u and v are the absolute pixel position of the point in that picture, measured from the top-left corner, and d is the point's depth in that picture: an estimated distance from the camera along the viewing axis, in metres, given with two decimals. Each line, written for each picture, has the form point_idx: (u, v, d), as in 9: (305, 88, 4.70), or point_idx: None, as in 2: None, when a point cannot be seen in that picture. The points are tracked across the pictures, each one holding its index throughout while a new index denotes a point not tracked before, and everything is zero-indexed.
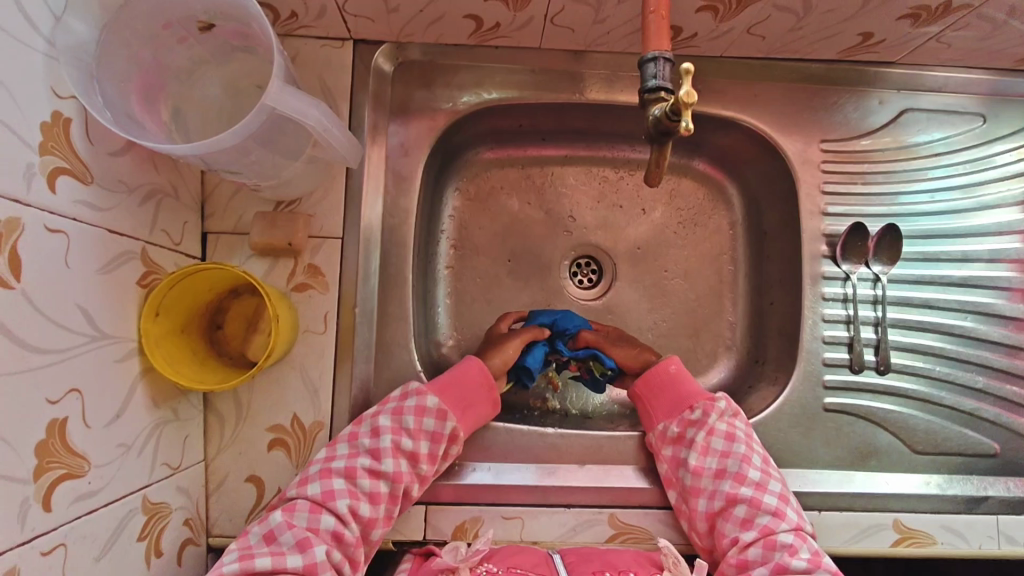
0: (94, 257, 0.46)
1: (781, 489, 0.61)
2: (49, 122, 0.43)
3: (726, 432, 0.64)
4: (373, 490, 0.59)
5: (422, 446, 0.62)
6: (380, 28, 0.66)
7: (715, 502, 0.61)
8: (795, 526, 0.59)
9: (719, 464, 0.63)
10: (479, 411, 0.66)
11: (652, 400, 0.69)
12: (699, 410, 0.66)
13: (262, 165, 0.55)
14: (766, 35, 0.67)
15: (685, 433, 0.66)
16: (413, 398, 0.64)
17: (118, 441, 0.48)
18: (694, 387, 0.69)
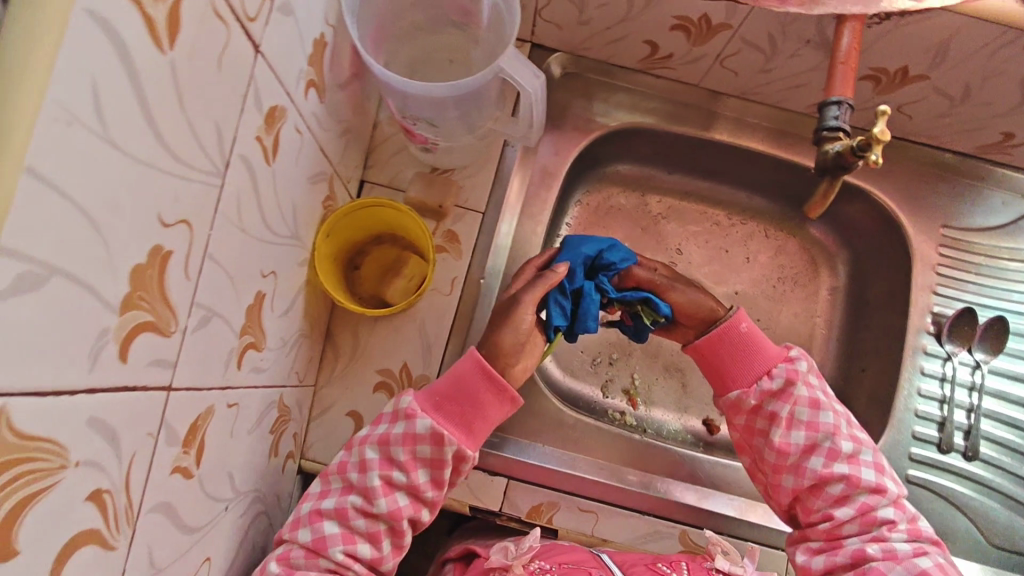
0: (309, 166, 0.52)
1: (871, 458, 0.56)
2: (319, 40, 0.48)
3: (810, 399, 0.57)
4: (370, 529, 0.53)
5: (418, 477, 0.54)
6: (562, 37, 0.73)
7: (804, 481, 0.56)
8: (892, 498, 0.55)
9: (808, 440, 0.56)
10: (493, 414, 0.56)
11: (717, 364, 0.61)
12: (777, 375, 0.58)
13: (451, 126, 0.61)
14: (913, 115, 0.72)
15: (764, 403, 0.58)
16: (401, 423, 0.55)
17: (282, 333, 0.52)
18: (767, 350, 0.60)
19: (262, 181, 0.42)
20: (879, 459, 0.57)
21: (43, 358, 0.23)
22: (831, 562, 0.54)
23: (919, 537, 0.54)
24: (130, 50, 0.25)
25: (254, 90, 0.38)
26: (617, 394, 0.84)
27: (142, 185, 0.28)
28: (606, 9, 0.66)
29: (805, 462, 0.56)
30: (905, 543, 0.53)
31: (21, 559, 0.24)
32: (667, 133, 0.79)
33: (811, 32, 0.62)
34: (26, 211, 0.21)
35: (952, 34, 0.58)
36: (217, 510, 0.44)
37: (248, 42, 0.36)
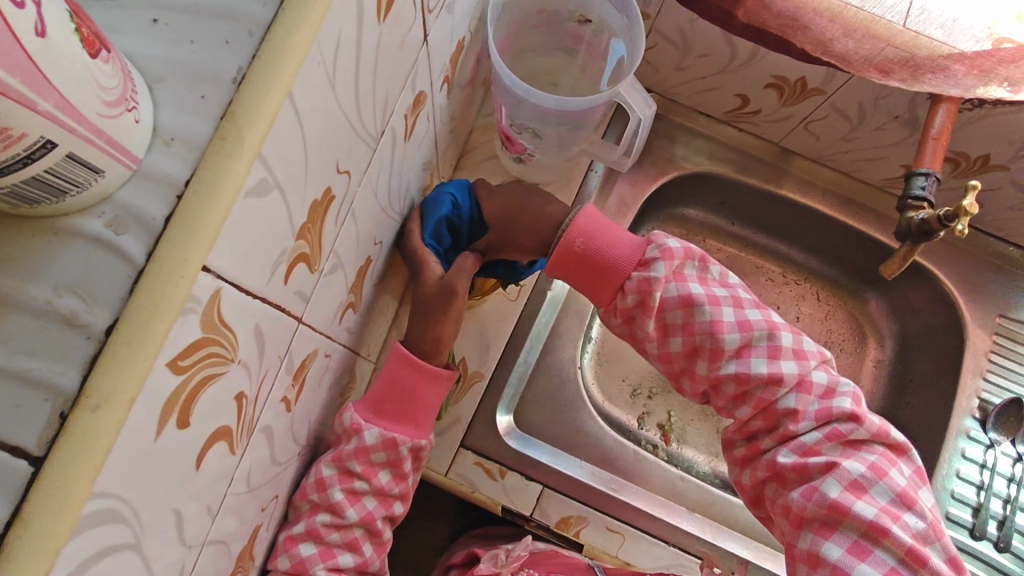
0: (424, 153, 0.56)
1: (766, 343, 0.50)
2: (460, 42, 0.53)
3: (679, 295, 0.50)
4: (346, 539, 0.52)
5: (381, 480, 0.53)
6: (657, 80, 0.78)
7: (700, 384, 0.52)
8: (795, 384, 0.49)
9: (688, 345, 0.51)
10: (432, 396, 0.55)
11: (572, 278, 0.54)
12: (631, 290, 0.51)
13: (554, 141, 0.65)
14: (986, 204, 0.74)
15: (633, 312, 0.52)
16: (351, 440, 0.51)
17: (370, 302, 0.55)
18: (616, 256, 0.52)
19: (396, 154, 0.46)
20: (776, 344, 0.49)
21: (253, 257, 0.27)
22: (757, 476, 0.51)
23: (830, 419, 0.48)
24: (363, 11, 0.30)
25: (414, 72, 0.42)
26: (652, 427, 0.82)
27: (339, 129, 0.32)
28: (708, 59, 0.70)
29: (694, 366, 0.52)
30: (813, 432, 0.48)
31: (191, 432, 0.27)
32: (738, 183, 0.82)
33: (901, 107, 0.65)
34: (282, 125, 0.25)
35: None
36: (295, 452, 0.46)
37: (422, 28, 0.40)
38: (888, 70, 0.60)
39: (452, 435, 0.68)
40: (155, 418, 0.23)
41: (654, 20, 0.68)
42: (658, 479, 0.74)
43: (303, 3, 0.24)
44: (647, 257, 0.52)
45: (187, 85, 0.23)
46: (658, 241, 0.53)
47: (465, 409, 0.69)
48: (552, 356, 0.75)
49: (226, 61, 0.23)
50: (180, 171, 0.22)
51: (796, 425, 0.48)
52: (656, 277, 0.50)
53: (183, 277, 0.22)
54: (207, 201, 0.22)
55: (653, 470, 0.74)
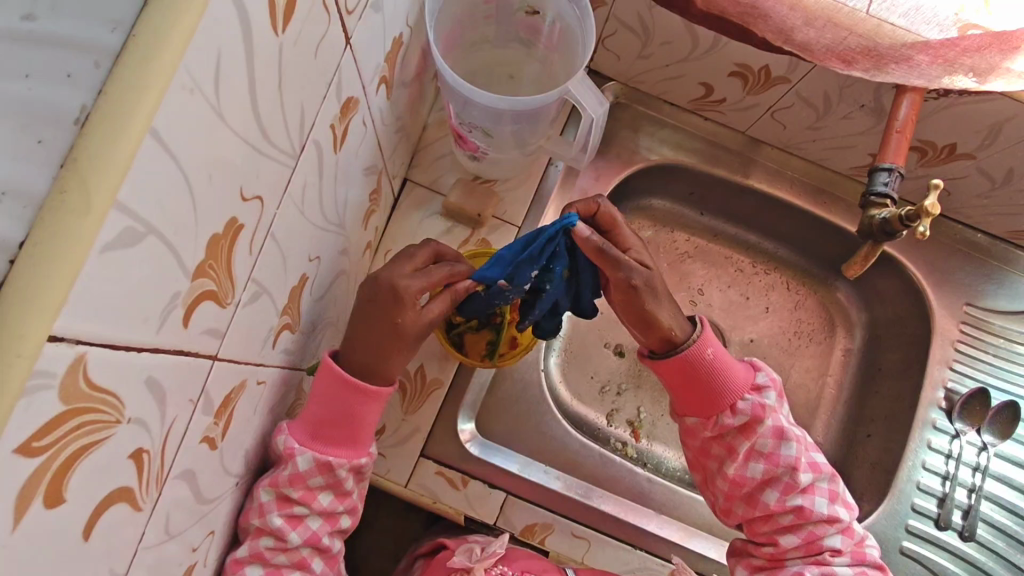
0: (367, 158, 0.53)
1: (828, 486, 0.58)
2: (396, 38, 0.49)
3: (775, 430, 0.57)
4: (294, 559, 0.51)
5: (320, 502, 0.51)
6: (618, 68, 0.75)
7: (755, 510, 0.58)
8: (842, 527, 0.57)
9: (766, 473, 0.57)
10: (371, 415, 0.52)
11: (676, 385, 0.58)
12: (743, 411, 0.57)
13: (507, 140, 0.62)
14: (953, 192, 0.73)
15: (723, 434, 0.58)
16: (285, 465, 0.49)
17: (312, 318, 0.52)
18: (736, 378, 0.57)
19: (327, 166, 0.43)
20: (835, 488, 0.58)
21: (128, 311, 0.24)
22: None
23: (862, 561, 0.57)
24: (255, 27, 0.27)
25: (338, 78, 0.39)
26: (621, 424, 0.80)
27: (239, 156, 0.29)
28: (668, 47, 0.67)
29: (761, 493, 0.58)
30: (846, 566, 0.56)
31: (68, 507, 0.24)
32: (704, 173, 0.80)
33: (867, 96, 0.63)
34: (149, 168, 0.22)
35: (1006, 118, 0.59)
36: (229, 485, 0.44)
37: (342, 33, 0.37)
38: (852, 60, 0.58)
39: (410, 444, 0.67)
40: (8, 509, 0.21)
41: (611, 7, 0.65)
42: (625, 480, 0.72)
43: (161, 31, 0.21)
44: (759, 384, 0.59)
45: (20, 126, 0.20)
46: (761, 370, 0.60)
47: (423, 418, 0.67)
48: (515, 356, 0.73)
49: (68, 97, 0.20)
50: (14, 233, 0.19)
51: (834, 557, 0.56)
52: (769, 405, 0.57)
53: (21, 355, 0.19)
54: (43, 262, 0.19)
55: (620, 473, 0.72)
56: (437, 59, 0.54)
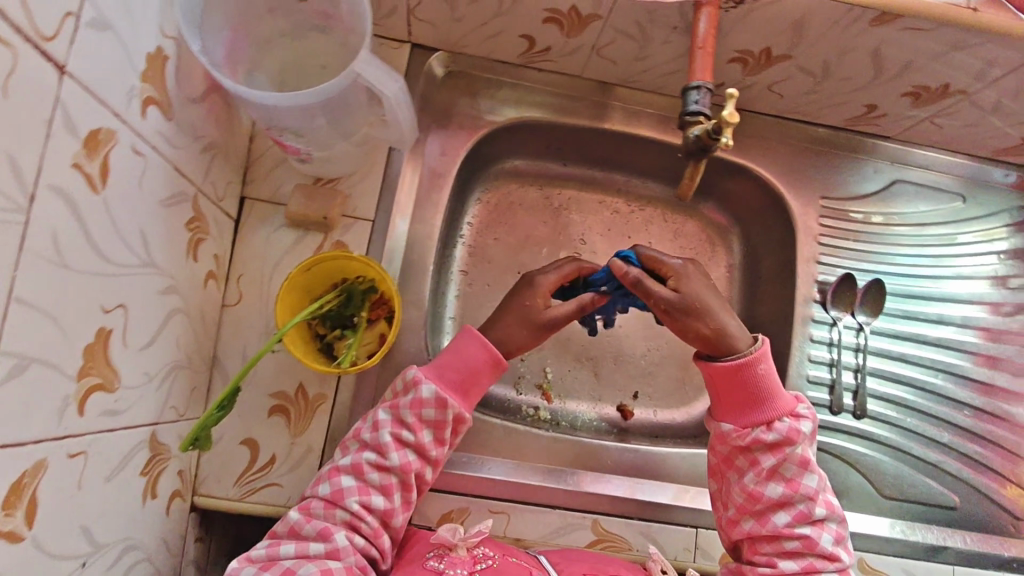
0: (162, 188, 0.49)
1: (835, 525, 0.61)
2: (153, 53, 0.45)
3: (804, 459, 0.61)
4: (383, 482, 0.60)
5: (425, 436, 0.61)
6: (437, 36, 0.72)
7: (763, 528, 0.61)
8: (840, 566, 0.60)
9: (783, 496, 0.61)
10: (485, 380, 0.64)
11: (722, 389, 0.63)
12: (778, 430, 0.61)
13: (328, 134, 0.59)
14: (784, 95, 0.74)
15: (753, 448, 0.61)
16: (410, 390, 0.62)
17: (145, 369, 0.49)
18: (780, 399, 0.62)
19: (89, 212, 0.39)
20: (841, 528, 0.62)
21: None
22: None
23: None
24: None
25: (62, 114, 0.35)
26: (530, 390, 0.84)
27: None
28: (476, 5, 0.65)
29: (772, 513, 0.61)
30: None
31: None
32: (556, 125, 0.79)
33: (676, 18, 0.63)
34: None
35: (804, 14, 0.59)
36: (71, 564, 0.42)
37: (49, 65, 0.34)
38: None
39: (308, 464, 0.66)
40: None
41: None
42: (532, 446, 0.73)
43: None
44: (799, 413, 0.62)
45: None
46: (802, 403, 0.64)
47: (314, 436, 0.66)
48: (398, 351, 0.71)
49: None
50: None
51: None
52: (804, 432, 0.61)
53: None
54: None
55: (526, 438, 0.73)
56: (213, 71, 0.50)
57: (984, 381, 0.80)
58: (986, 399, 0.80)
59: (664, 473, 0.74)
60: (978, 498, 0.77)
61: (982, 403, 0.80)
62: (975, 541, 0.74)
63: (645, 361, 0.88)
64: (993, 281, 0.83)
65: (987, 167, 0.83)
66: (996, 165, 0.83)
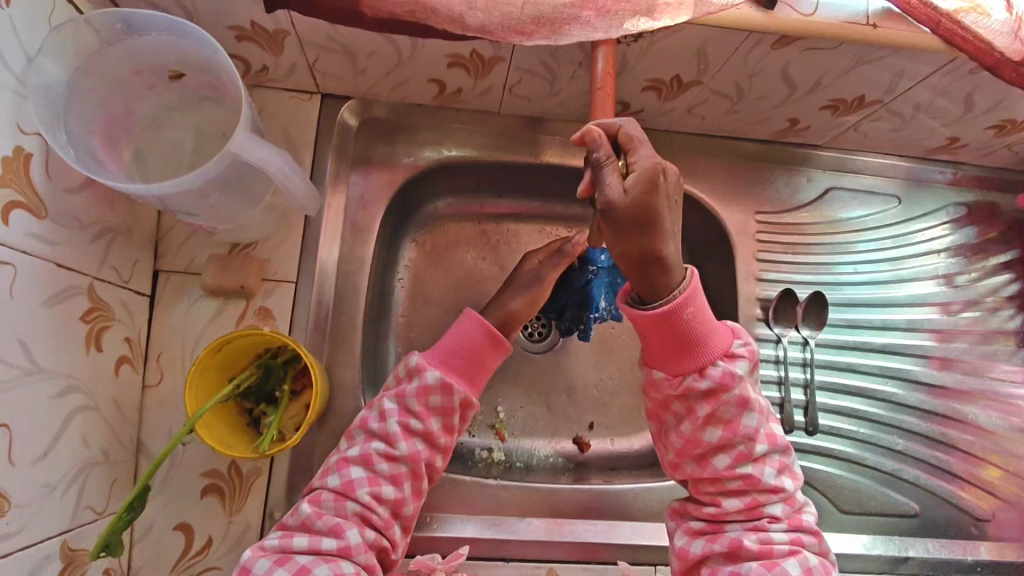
0: (43, 289, 0.48)
1: (779, 458, 0.59)
2: (11, 156, 0.44)
3: (741, 399, 0.57)
4: (393, 471, 0.60)
5: (433, 424, 0.62)
6: (346, 87, 0.70)
7: (703, 470, 0.59)
8: (786, 496, 0.59)
9: (722, 439, 0.58)
10: (490, 361, 0.67)
11: (652, 337, 0.57)
12: (712, 375, 0.57)
13: (227, 206, 0.59)
14: (705, 115, 0.73)
15: (688, 391, 0.58)
16: (415, 379, 0.63)
17: (43, 480, 0.48)
18: (712, 340, 0.57)
19: None
20: (785, 459, 0.60)
21: None
22: (709, 548, 0.58)
23: (799, 527, 0.58)
24: None
25: None
26: (484, 431, 0.81)
27: None
28: (375, 56, 0.63)
29: (713, 456, 0.59)
30: (784, 534, 0.57)
31: None
32: (479, 162, 0.77)
33: (579, 54, 0.62)
34: None
35: (705, 41, 0.58)
36: None
37: None
38: (528, 31, 0.54)
39: (247, 543, 0.63)
40: None
41: (296, 34, 0.60)
42: (480, 497, 0.71)
43: None
44: (733, 351, 0.58)
45: None
46: (740, 338, 0.60)
47: (251, 513, 0.64)
48: (335, 412, 0.69)
49: None
50: None
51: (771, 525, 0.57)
52: (738, 374, 0.57)
53: None
54: None
55: (471, 488, 0.71)
56: (88, 167, 0.50)
57: (936, 384, 0.80)
58: (939, 401, 0.79)
59: (620, 509, 0.72)
60: (938, 503, 0.76)
61: (935, 406, 0.79)
62: (937, 548, 0.73)
63: (598, 392, 0.84)
64: (937, 280, 0.82)
65: (921, 167, 0.82)
66: (929, 164, 0.82)
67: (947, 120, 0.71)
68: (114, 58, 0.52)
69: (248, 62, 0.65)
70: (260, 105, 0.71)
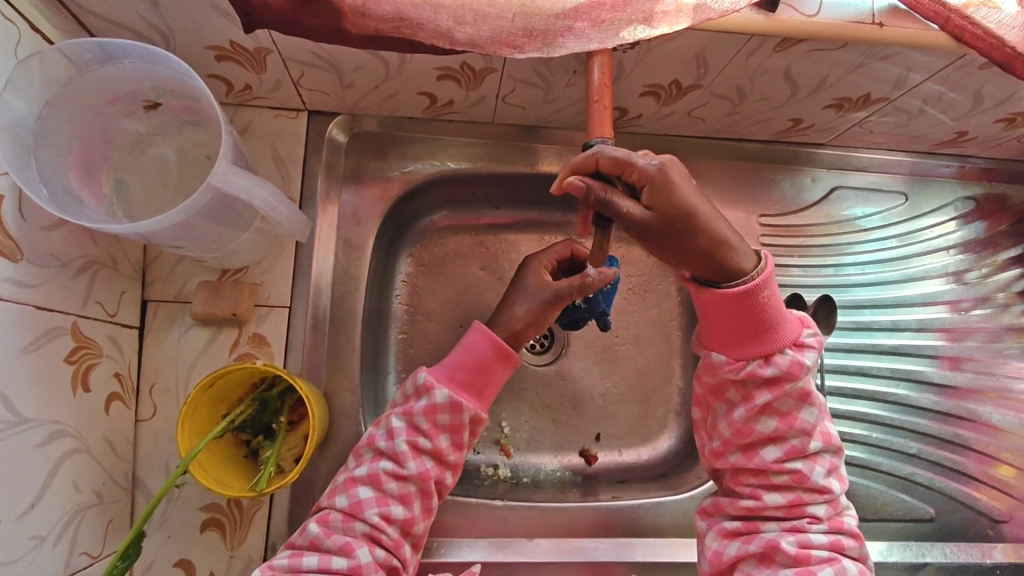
0: (19, 334, 0.46)
1: (830, 458, 0.57)
2: None
3: (800, 391, 0.56)
4: (402, 491, 0.58)
5: (442, 441, 0.60)
6: (334, 102, 0.68)
7: (749, 462, 0.57)
8: (830, 498, 0.56)
9: (776, 431, 0.56)
10: (501, 375, 0.63)
11: (717, 318, 0.56)
12: (778, 363, 0.55)
13: (214, 237, 0.58)
14: (706, 118, 0.71)
15: (745, 378, 0.56)
16: (422, 397, 0.61)
17: (31, 531, 0.47)
18: (782, 328, 0.55)
19: None
20: (835, 459, 0.57)
21: None
22: (743, 547, 0.56)
23: (839, 530, 0.56)
24: None
25: None
26: (489, 447, 0.79)
27: None
28: (361, 71, 0.61)
29: (761, 448, 0.57)
30: (822, 535, 0.55)
31: None
32: (474, 172, 0.75)
33: (574, 63, 0.59)
34: None
35: (705, 45, 0.56)
36: None
37: None
38: (519, 44, 0.52)
39: None
40: None
41: (278, 52, 0.57)
42: (488, 519, 0.69)
43: None
44: (802, 342, 0.56)
45: None
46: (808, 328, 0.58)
47: (253, 546, 0.62)
48: (336, 438, 0.67)
49: None
50: None
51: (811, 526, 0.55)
52: (805, 366, 0.55)
53: None
54: None
55: (477, 510, 0.69)
56: (63, 208, 0.48)
57: (948, 384, 0.78)
58: (952, 402, 0.78)
59: (630, 525, 0.71)
60: (954, 506, 0.75)
61: (948, 407, 0.77)
62: (954, 552, 0.72)
63: (604, 402, 0.82)
64: (946, 278, 0.81)
65: (928, 161, 0.80)
66: (936, 159, 0.80)
67: (955, 114, 0.68)
68: (86, 88, 0.50)
69: (230, 81, 0.63)
70: (246, 123, 0.69)
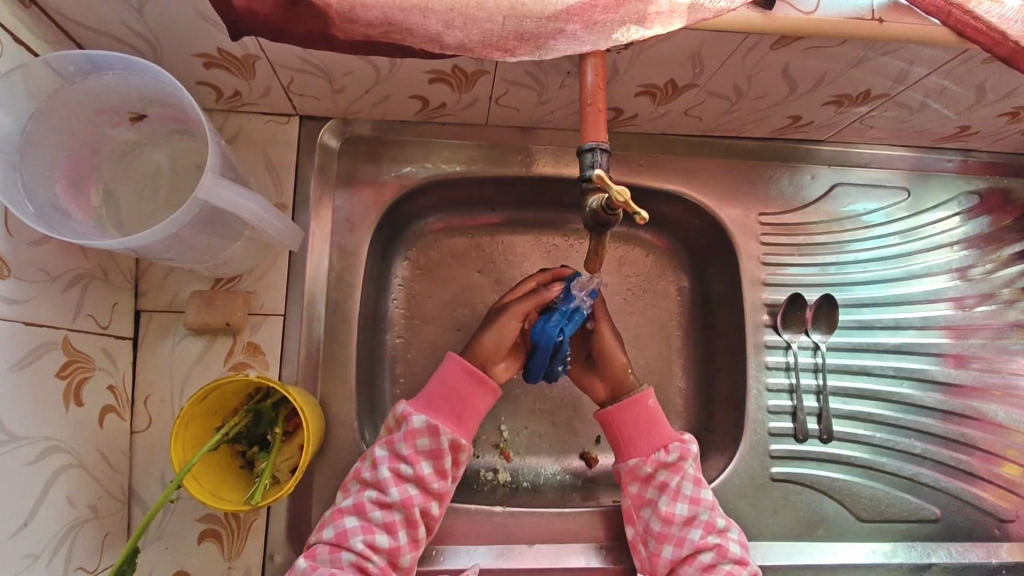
0: (7, 352, 0.46)
1: (739, 537, 0.63)
2: None
3: (696, 476, 0.65)
4: (387, 519, 0.58)
5: (423, 467, 0.60)
6: (326, 107, 0.67)
7: (680, 554, 0.60)
8: (751, 572, 0.60)
9: (689, 512, 0.62)
10: (480, 400, 0.65)
11: (627, 435, 0.67)
12: (673, 449, 0.65)
13: (205, 248, 0.57)
14: (703, 116, 0.70)
15: (656, 473, 0.64)
16: (402, 424, 0.62)
17: (25, 549, 0.46)
18: (667, 427, 0.67)
19: None
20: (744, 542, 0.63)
21: None
22: None
23: None
24: None
25: None
26: (488, 451, 0.78)
27: None
28: (352, 75, 0.60)
29: (683, 533, 0.61)
30: None
31: None
32: (469, 176, 0.74)
33: (567, 64, 0.58)
34: None
35: (700, 44, 0.54)
36: None
37: None
38: (510, 47, 0.51)
39: None
40: None
41: (266, 58, 0.57)
42: (489, 527, 0.69)
43: None
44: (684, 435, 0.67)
45: None
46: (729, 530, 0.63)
47: (252, 556, 0.62)
48: (333, 446, 0.67)
49: None
50: None
51: None
52: (692, 445, 0.66)
53: None
54: None
55: (476, 517, 0.69)
56: (51, 224, 0.47)
57: (953, 382, 0.77)
58: (957, 400, 0.77)
59: None
60: (960, 506, 0.74)
61: (953, 406, 0.77)
62: (960, 552, 0.71)
63: None
64: (950, 274, 0.79)
65: (929, 156, 0.79)
66: (938, 153, 0.79)
67: (958, 109, 0.67)
68: (71, 99, 0.49)
69: (219, 88, 0.62)
70: (237, 130, 0.68)
